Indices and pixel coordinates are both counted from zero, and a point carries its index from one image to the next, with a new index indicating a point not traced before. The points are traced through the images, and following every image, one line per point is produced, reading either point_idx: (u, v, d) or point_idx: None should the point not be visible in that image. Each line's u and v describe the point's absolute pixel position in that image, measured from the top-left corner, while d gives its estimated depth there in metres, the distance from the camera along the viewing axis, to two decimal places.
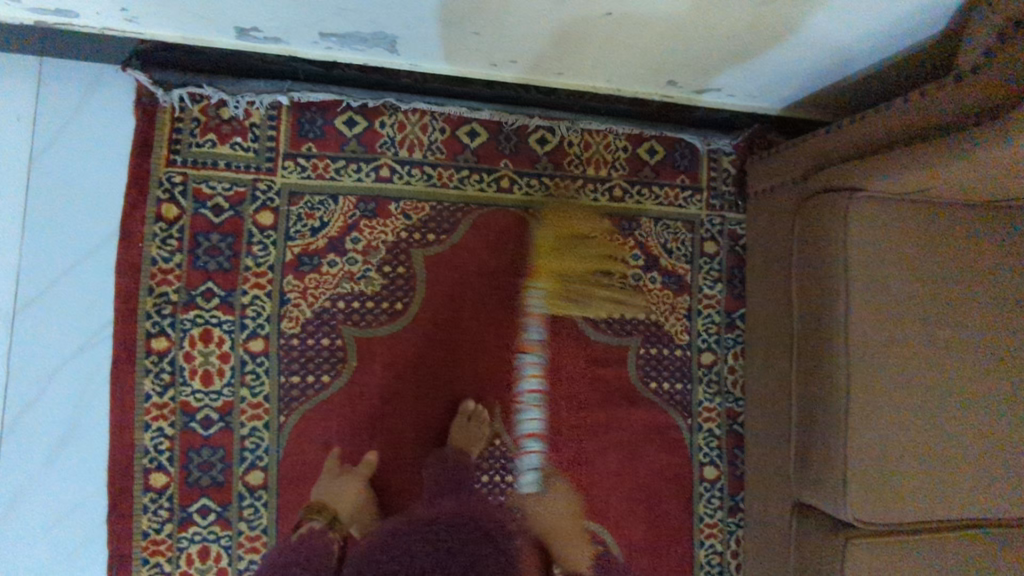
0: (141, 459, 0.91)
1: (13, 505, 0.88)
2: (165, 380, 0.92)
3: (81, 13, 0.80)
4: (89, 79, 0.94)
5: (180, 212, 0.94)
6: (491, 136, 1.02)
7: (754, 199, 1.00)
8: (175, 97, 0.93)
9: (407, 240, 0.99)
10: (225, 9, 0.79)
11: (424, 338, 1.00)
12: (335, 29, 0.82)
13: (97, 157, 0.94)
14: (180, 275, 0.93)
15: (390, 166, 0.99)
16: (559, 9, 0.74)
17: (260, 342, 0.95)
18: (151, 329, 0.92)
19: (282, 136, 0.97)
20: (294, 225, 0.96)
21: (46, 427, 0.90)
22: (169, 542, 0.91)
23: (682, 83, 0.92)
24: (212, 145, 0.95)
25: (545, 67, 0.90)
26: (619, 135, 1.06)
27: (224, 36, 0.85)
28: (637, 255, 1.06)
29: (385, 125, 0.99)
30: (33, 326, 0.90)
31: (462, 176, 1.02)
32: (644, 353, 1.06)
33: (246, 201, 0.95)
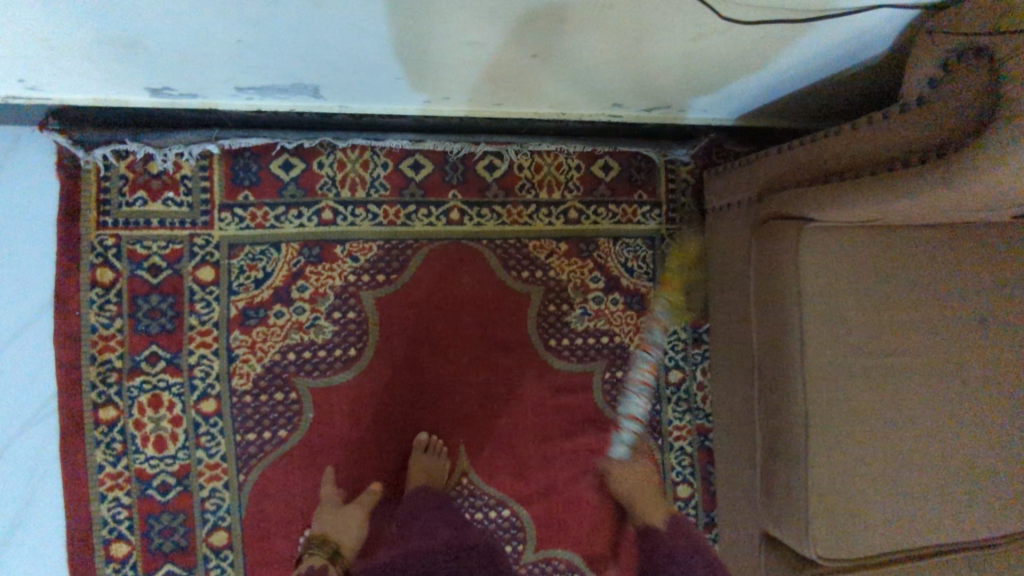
0: (100, 530, 0.89)
1: None
2: (117, 449, 0.90)
3: None
4: (5, 143, 0.89)
5: (116, 275, 0.91)
6: (436, 168, 0.99)
7: (711, 216, 0.97)
8: (97, 156, 0.90)
9: (356, 283, 0.97)
10: (129, 72, 0.74)
11: (382, 382, 0.97)
12: (251, 81, 0.77)
13: (22, 224, 0.90)
14: (123, 340, 0.91)
15: (332, 209, 0.96)
16: (481, 52, 0.70)
17: (211, 403, 0.92)
18: (97, 399, 0.90)
19: (216, 186, 0.93)
20: (237, 279, 0.93)
21: None
22: None
23: (627, 104, 0.88)
24: (142, 202, 0.92)
25: (480, 100, 0.85)
26: (570, 154, 1.02)
27: (136, 95, 0.80)
28: (597, 277, 1.03)
29: (323, 165, 0.96)
30: None
31: (409, 212, 0.98)
32: (610, 377, 1.03)
33: (184, 257, 0.92)
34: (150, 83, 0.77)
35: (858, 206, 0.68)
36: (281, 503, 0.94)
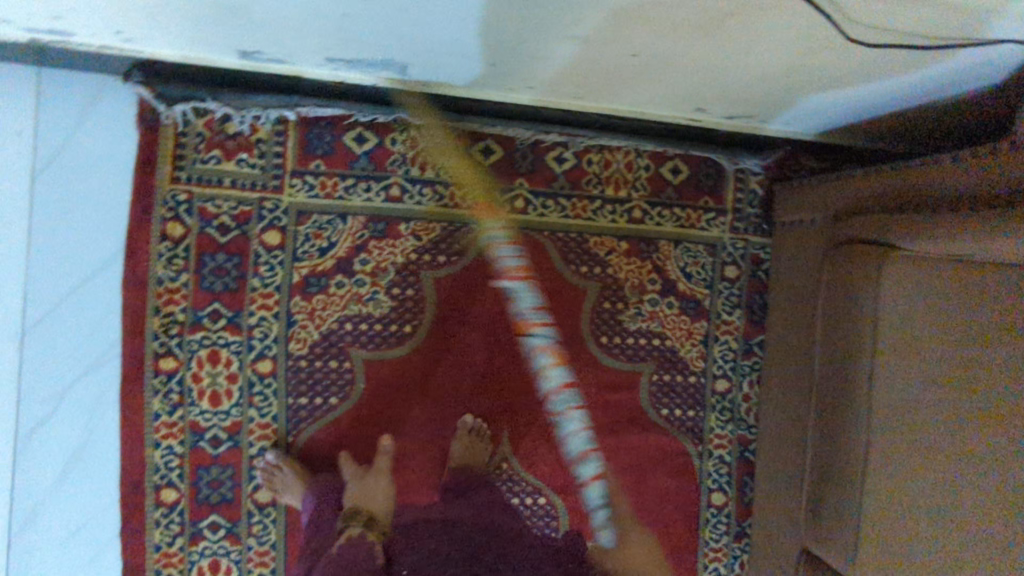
0: (151, 476, 0.92)
1: (31, 521, 0.90)
2: (174, 399, 0.92)
3: (78, 34, 0.76)
4: (91, 92, 0.90)
5: (186, 230, 0.92)
6: (505, 154, 0.98)
7: (780, 231, 0.96)
8: (177, 112, 0.90)
9: (417, 262, 0.97)
10: (227, 35, 0.75)
11: (433, 362, 0.98)
12: (343, 54, 0.78)
13: (101, 173, 0.91)
14: (187, 295, 0.92)
15: (400, 186, 0.96)
16: (581, 48, 0.69)
17: (267, 364, 0.94)
18: (158, 349, 0.91)
19: (290, 152, 0.94)
20: (302, 246, 0.94)
21: (58, 447, 0.90)
22: (181, 555, 0.93)
23: (712, 110, 0.86)
24: (217, 161, 0.92)
25: (564, 92, 0.85)
26: (641, 153, 1.01)
27: (227, 57, 0.81)
28: (655, 279, 1.03)
29: (396, 142, 0.96)
30: (39, 348, 0.90)
31: (475, 196, 0.98)
32: (658, 380, 1.03)
33: (253, 220, 0.93)
34: (245, 47, 0.78)
35: (945, 241, 0.67)
36: (324, 469, 0.95)
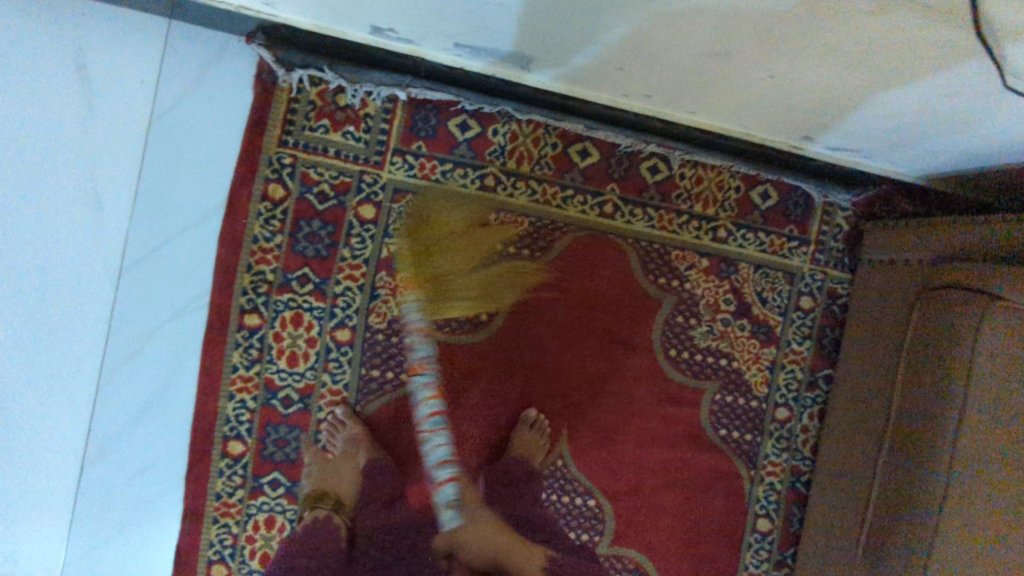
0: (222, 426, 0.94)
1: (104, 453, 0.93)
2: (253, 355, 0.94)
3: None
4: (215, 48, 0.93)
5: (286, 194, 0.95)
6: (602, 159, 1.00)
7: (869, 269, 0.97)
8: (294, 78, 0.93)
9: (502, 253, 0.99)
10: (365, 10, 0.77)
11: (505, 352, 0.99)
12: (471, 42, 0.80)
13: (213, 128, 0.94)
14: (279, 256, 0.94)
15: (495, 176, 0.98)
16: (714, 64, 0.70)
17: (346, 332, 0.96)
18: (245, 305, 0.94)
19: (395, 131, 0.96)
20: (394, 223, 0.96)
21: (138, 385, 0.93)
22: (239, 506, 0.95)
23: (819, 139, 0.87)
24: (324, 130, 0.95)
25: (677, 104, 0.86)
26: (734, 174, 1.02)
27: (356, 31, 0.83)
28: (730, 300, 1.03)
29: (498, 133, 0.98)
30: (131, 289, 0.93)
31: (567, 196, 1.00)
32: (720, 400, 1.04)
33: (351, 191, 0.96)
34: (377, 24, 0.80)
35: None
36: (387, 443, 0.97)
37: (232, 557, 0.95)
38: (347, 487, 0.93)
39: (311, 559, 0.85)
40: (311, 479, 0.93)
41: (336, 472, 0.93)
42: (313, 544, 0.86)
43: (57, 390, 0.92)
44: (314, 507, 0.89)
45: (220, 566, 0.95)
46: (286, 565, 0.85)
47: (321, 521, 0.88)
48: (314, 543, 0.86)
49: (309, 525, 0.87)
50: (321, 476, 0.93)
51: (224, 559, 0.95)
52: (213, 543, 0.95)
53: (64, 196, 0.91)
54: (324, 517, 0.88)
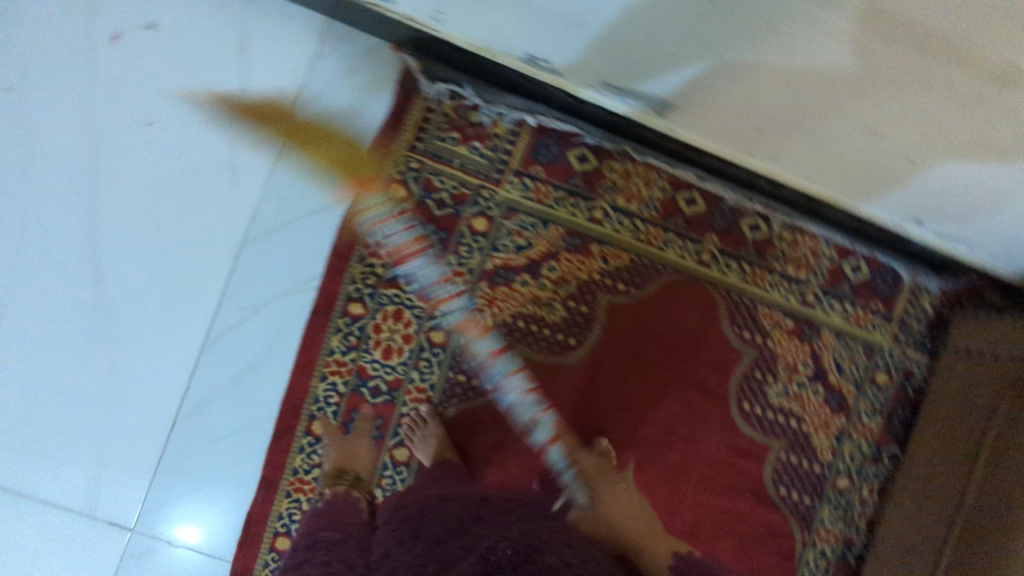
0: (310, 404, 0.99)
1: (199, 410, 0.98)
2: (351, 342, 0.99)
3: (398, 3, 0.85)
4: (366, 52, 1.00)
5: (408, 195, 1.00)
6: (706, 209, 1.04)
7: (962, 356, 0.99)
8: (434, 91, 0.99)
9: (598, 283, 1.03)
10: (528, 38, 0.83)
11: (586, 378, 1.03)
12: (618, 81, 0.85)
13: (351, 124, 1.00)
14: (391, 252, 0.99)
15: (603, 210, 1.02)
16: (855, 139, 0.75)
17: (441, 334, 1.00)
18: (352, 293, 0.99)
19: (517, 153, 1.01)
20: (501, 238, 1.01)
21: (241, 352, 0.98)
22: (312, 484, 0.99)
23: (927, 223, 0.92)
24: (453, 142, 1.00)
25: (797, 168, 0.90)
26: (829, 243, 1.05)
27: (509, 56, 0.89)
28: (808, 363, 1.06)
29: (612, 170, 1.02)
30: (248, 262, 0.98)
31: (668, 239, 1.03)
32: (784, 459, 1.06)
33: (468, 203, 1.00)
34: (533, 52, 0.86)
35: None
36: (460, 447, 1.00)
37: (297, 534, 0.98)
38: (361, 464, 0.98)
39: (334, 532, 0.88)
40: (332, 454, 0.97)
41: (354, 449, 0.98)
42: (334, 521, 0.90)
43: (165, 345, 0.97)
44: (334, 483, 0.94)
45: (284, 540, 0.98)
46: (312, 538, 0.87)
47: (342, 494, 0.94)
48: (331, 517, 0.91)
49: (330, 503, 0.92)
50: (338, 455, 0.97)
51: (290, 533, 0.98)
52: (282, 516, 0.98)
53: (203, 167, 0.98)
54: (345, 493, 0.94)
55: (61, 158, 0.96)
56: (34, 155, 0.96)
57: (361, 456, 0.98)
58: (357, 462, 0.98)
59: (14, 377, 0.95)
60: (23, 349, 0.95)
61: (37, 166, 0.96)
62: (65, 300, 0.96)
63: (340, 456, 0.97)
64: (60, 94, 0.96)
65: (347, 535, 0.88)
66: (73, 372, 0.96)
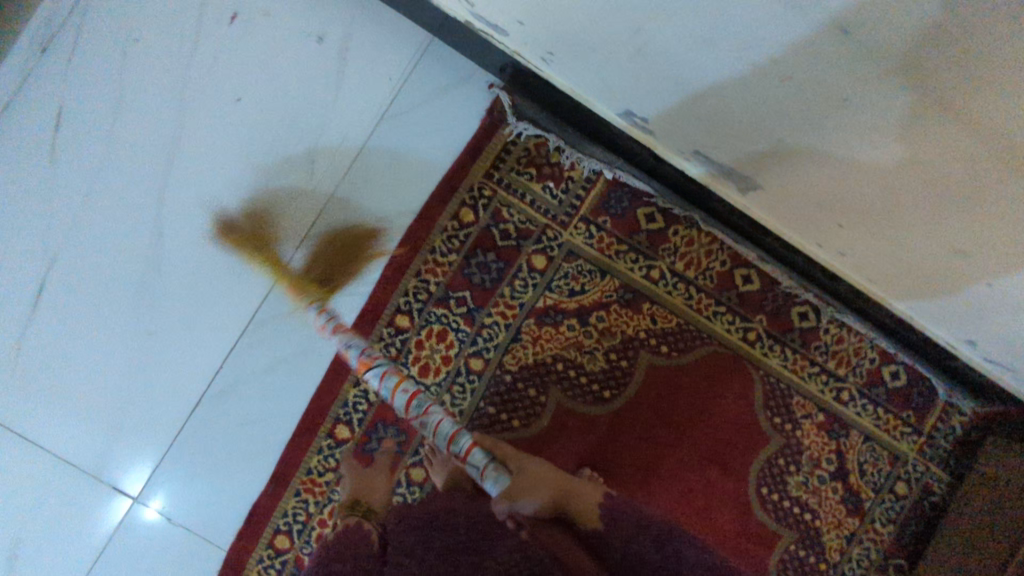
0: (338, 408, 0.98)
1: (230, 391, 0.98)
2: (391, 353, 0.99)
3: (511, 36, 0.86)
4: (462, 75, 1.01)
5: (475, 220, 1.00)
6: (759, 289, 1.04)
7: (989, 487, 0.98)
8: (519, 128, 1.01)
9: (643, 341, 1.03)
10: (630, 97, 0.84)
11: (612, 433, 1.02)
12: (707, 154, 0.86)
13: (433, 141, 1.01)
14: (447, 273, 0.99)
15: (661, 271, 1.03)
16: (937, 257, 0.75)
17: (480, 362, 1.00)
18: (401, 305, 0.99)
19: (588, 200, 1.02)
20: (556, 279, 1.02)
21: (283, 342, 0.98)
22: (323, 488, 0.98)
23: (983, 348, 0.91)
24: (529, 178, 1.01)
25: (865, 269, 0.90)
26: (873, 345, 1.06)
27: (604, 107, 0.90)
28: (831, 460, 1.06)
29: (677, 234, 1.03)
30: (304, 257, 0.99)
31: (718, 311, 1.04)
32: (792, 552, 1.04)
33: (531, 239, 1.01)
34: (630, 109, 0.87)
35: None
36: None
37: (298, 534, 0.98)
38: (378, 497, 0.93)
39: (343, 562, 0.84)
40: (349, 487, 0.94)
41: (370, 482, 0.94)
42: (346, 548, 0.85)
43: (209, 320, 0.97)
44: (345, 516, 0.90)
45: (283, 538, 0.97)
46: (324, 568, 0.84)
47: (353, 527, 0.88)
48: (344, 548, 0.85)
49: (341, 532, 0.88)
50: (355, 487, 0.94)
51: (290, 532, 0.98)
52: (286, 514, 0.98)
53: (279, 157, 0.99)
54: (355, 524, 0.88)
55: (143, 122, 0.97)
56: (117, 114, 0.97)
57: (376, 488, 0.94)
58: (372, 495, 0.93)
59: (52, 328, 0.95)
60: (68, 301, 0.95)
61: (118, 124, 0.97)
62: (118, 261, 0.96)
63: (354, 486, 0.93)
64: (155, 60, 0.98)
65: (358, 565, 0.83)
66: (111, 332, 0.96)
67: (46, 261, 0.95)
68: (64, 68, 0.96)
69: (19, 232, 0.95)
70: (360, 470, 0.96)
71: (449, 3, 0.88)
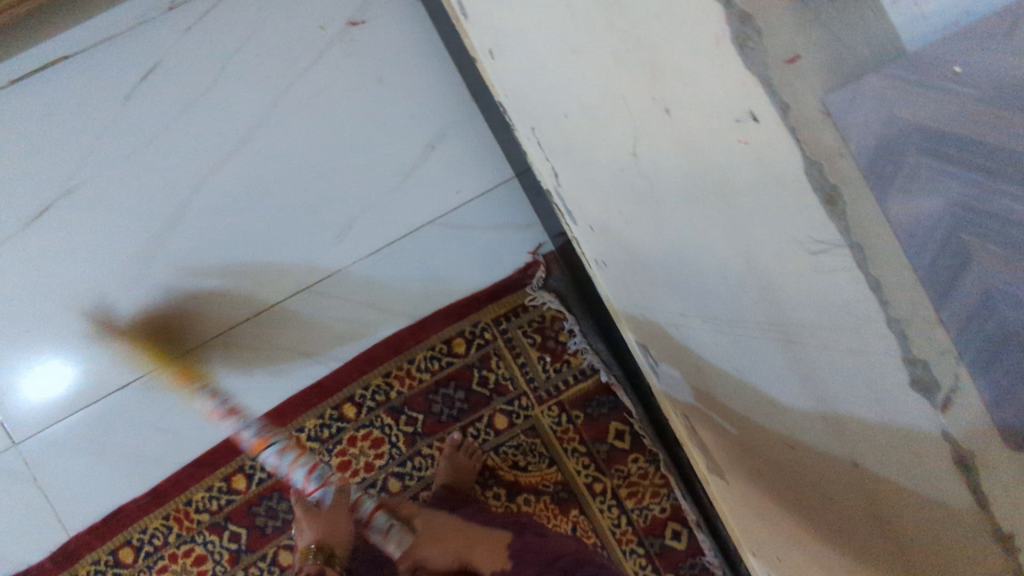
0: (248, 459, 0.96)
1: (160, 390, 0.95)
2: (323, 435, 0.98)
3: (579, 226, 0.86)
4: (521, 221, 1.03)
5: (463, 354, 1.01)
6: (682, 550, 1.02)
7: None
8: (541, 296, 1.02)
9: None
10: (649, 340, 0.83)
11: None
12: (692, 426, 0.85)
13: (465, 263, 1.02)
14: (413, 388, 1.00)
15: (603, 487, 1.02)
16: None
17: (398, 486, 1.00)
18: (356, 396, 0.99)
19: (572, 389, 1.03)
20: (506, 444, 1.02)
21: (232, 371, 0.97)
22: (192, 525, 0.94)
23: None
24: (531, 343, 1.03)
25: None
26: None
27: (627, 330, 0.88)
28: None
29: (635, 462, 1.03)
30: (295, 306, 0.98)
31: (636, 551, 1.02)
32: None
33: (504, 397, 1.02)
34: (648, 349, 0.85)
35: None
36: None
37: (144, 556, 0.94)
38: (342, 541, 0.91)
39: None
40: (311, 531, 0.90)
41: (334, 522, 0.91)
42: None
43: (181, 317, 0.96)
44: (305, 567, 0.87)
45: (128, 553, 0.93)
46: None
47: None
48: None
49: None
50: (319, 530, 0.90)
51: (137, 549, 0.94)
52: (143, 532, 0.94)
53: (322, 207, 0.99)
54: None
55: (221, 114, 0.98)
56: (205, 94, 0.97)
57: (338, 529, 0.91)
58: (334, 532, 0.90)
59: (38, 253, 0.94)
60: (66, 236, 0.95)
61: (199, 106, 0.97)
62: (129, 223, 0.96)
63: (320, 531, 0.90)
64: (261, 66, 0.98)
65: None
66: (85, 284, 0.95)
67: (66, 190, 0.95)
68: (178, 30, 0.97)
69: (56, 150, 0.95)
70: (319, 511, 0.92)
71: (539, 166, 0.89)
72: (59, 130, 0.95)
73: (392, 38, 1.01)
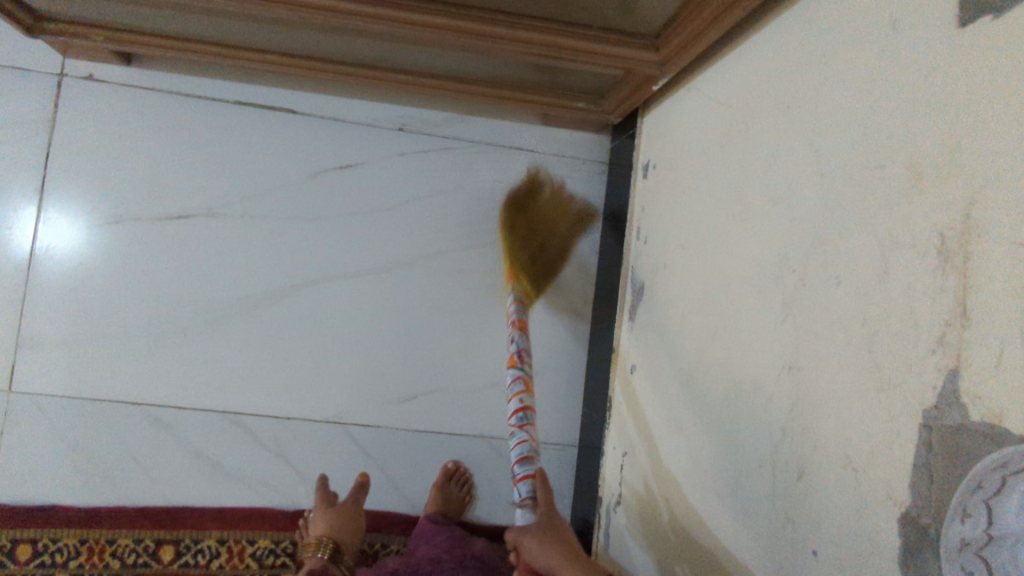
0: (186, 537, 0.93)
1: (159, 427, 0.95)
2: (264, 559, 0.95)
3: (612, 548, 0.86)
4: (557, 487, 1.03)
5: None
6: None
7: None
8: None
9: None
10: (640, 542, 0.77)
11: None
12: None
13: (487, 491, 1.01)
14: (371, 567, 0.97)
15: None
16: None
17: None
18: None
19: None
20: None
21: (230, 450, 0.96)
22: (98, 561, 0.92)
23: None
24: None
25: None
26: None
27: (621, 542, 0.83)
28: None
29: None
30: (324, 431, 0.98)
31: None
32: None
33: None
34: (632, 551, 0.79)
35: None
36: None
37: (37, 563, 0.90)
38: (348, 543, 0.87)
39: None
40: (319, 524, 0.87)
41: (349, 520, 0.88)
42: None
43: (225, 374, 0.97)
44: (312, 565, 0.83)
45: (25, 550, 0.90)
46: None
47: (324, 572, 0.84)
48: None
49: None
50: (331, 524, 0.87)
51: (35, 553, 0.90)
52: (52, 541, 0.91)
53: (446, 194, 1.03)
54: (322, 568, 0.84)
55: (380, 236, 1.02)
56: (379, 211, 1.02)
57: (354, 532, 0.88)
58: (360, 515, 0.90)
59: (151, 248, 0.97)
60: (183, 249, 0.98)
61: (368, 218, 1.02)
62: (241, 272, 0.99)
63: (340, 514, 0.88)
64: (437, 219, 1.03)
65: None
66: (169, 297, 0.97)
67: (212, 213, 0.99)
68: (395, 150, 1.03)
69: (227, 178, 0.99)
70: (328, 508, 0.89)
71: (609, 467, 0.91)
72: (244, 167, 1.00)
73: (463, 205, 1.04)
